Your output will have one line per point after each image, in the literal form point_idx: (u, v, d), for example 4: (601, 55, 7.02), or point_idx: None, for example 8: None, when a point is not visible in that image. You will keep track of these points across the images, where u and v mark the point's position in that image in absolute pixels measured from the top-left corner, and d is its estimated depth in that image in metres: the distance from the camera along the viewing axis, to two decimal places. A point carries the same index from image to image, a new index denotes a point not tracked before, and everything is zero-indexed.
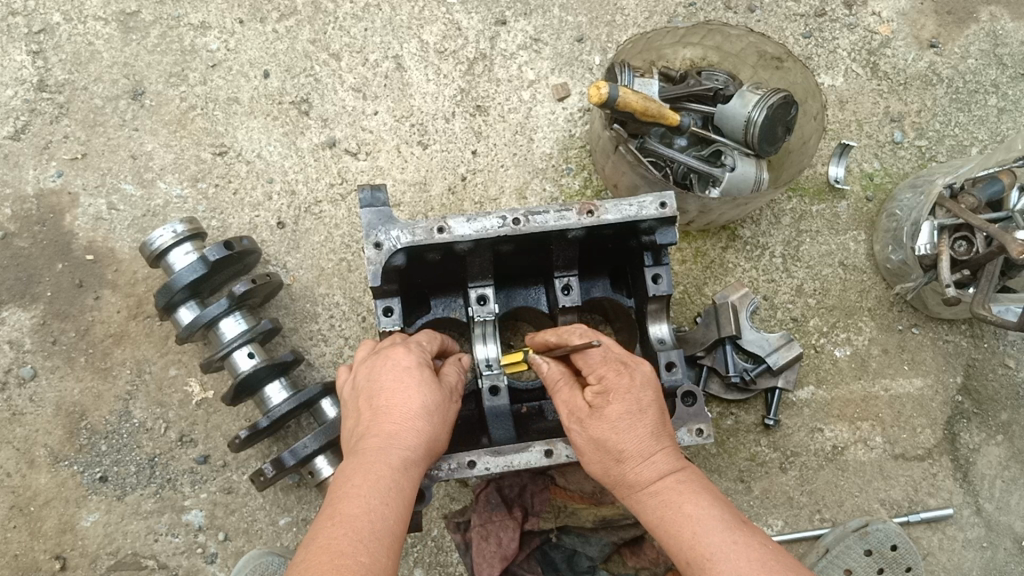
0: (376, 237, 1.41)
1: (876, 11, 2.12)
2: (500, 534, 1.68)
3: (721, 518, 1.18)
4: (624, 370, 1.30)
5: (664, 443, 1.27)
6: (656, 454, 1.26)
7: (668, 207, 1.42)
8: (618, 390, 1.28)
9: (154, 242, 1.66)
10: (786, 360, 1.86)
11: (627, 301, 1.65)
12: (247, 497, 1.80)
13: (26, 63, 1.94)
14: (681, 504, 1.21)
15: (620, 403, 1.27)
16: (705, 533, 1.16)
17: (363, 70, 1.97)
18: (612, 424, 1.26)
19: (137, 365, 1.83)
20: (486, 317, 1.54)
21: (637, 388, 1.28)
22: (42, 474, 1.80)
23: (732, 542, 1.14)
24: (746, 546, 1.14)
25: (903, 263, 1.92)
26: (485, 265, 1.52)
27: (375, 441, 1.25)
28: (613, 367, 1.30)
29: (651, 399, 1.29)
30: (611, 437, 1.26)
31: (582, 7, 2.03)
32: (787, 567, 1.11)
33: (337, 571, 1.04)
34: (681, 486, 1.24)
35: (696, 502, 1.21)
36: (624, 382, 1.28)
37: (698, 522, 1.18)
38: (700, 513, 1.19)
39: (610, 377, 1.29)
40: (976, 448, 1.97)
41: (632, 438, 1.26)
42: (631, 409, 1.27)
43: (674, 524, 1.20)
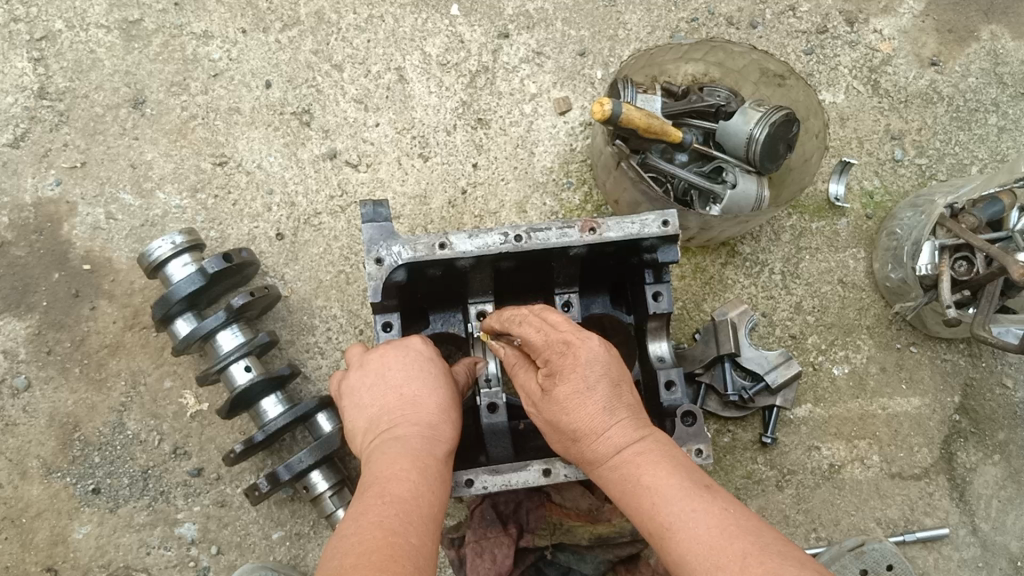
0: (377, 253, 1.40)
1: (877, 29, 2.13)
2: (495, 551, 1.65)
3: (681, 487, 1.13)
4: (567, 350, 1.24)
5: (620, 416, 1.23)
6: (612, 427, 1.22)
7: (671, 225, 1.42)
8: (565, 373, 1.24)
9: (152, 253, 1.65)
10: (784, 379, 1.84)
11: (626, 318, 1.65)
12: (241, 511, 1.78)
13: (27, 70, 1.92)
14: (642, 473, 1.17)
15: (568, 384, 1.23)
16: (665, 504, 1.12)
17: (365, 82, 1.96)
18: (564, 404, 1.24)
19: (132, 377, 1.81)
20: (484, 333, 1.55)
21: (586, 369, 1.23)
22: (35, 486, 1.78)
23: (691, 510, 1.09)
24: (706, 513, 1.08)
25: (902, 282, 1.92)
26: (485, 282, 1.51)
27: (413, 429, 1.24)
28: (556, 349, 1.25)
29: (601, 374, 1.23)
30: (564, 418, 1.24)
31: (584, 21, 2.03)
32: (748, 532, 1.05)
33: (394, 550, 1.02)
34: (640, 457, 1.19)
35: (654, 472, 1.16)
36: (567, 362, 1.24)
37: (658, 494, 1.14)
38: (659, 484, 1.14)
39: (555, 360, 1.25)
40: (973, 468, 1.96)
41: (587, 417, 1.22)
42: (579, 388, 1.23)
43: (635, 495, 1.17)
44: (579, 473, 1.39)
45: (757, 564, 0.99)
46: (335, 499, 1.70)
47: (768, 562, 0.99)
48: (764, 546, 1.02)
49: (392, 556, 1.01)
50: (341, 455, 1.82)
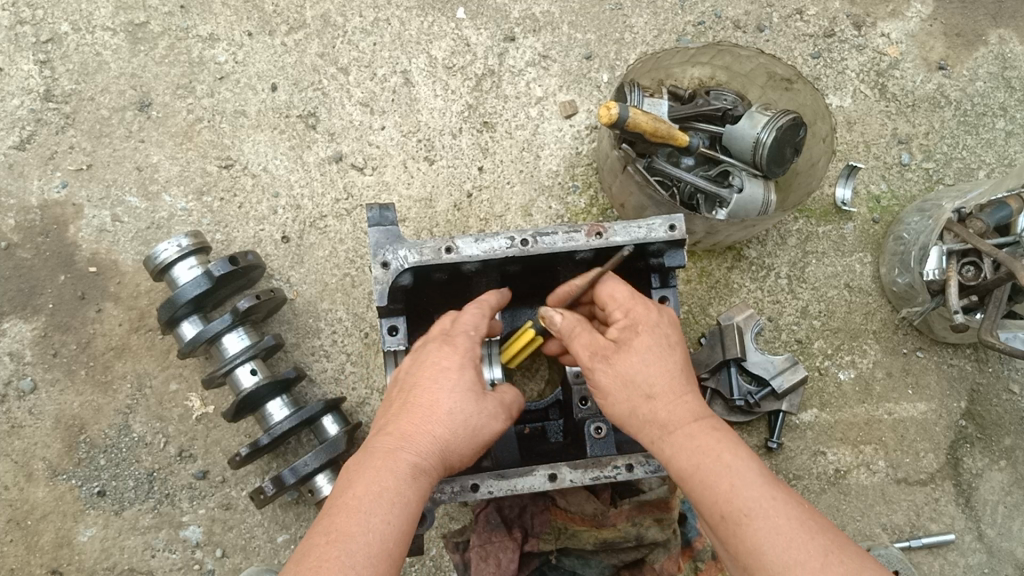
0: (383, 257, 1.40)
1: (884, 33, 2.12)
2: (500, 555, 1.65)
3: (760, 473, 1.15)
4: (646, 307, 1.32)
5: (690, 388, 1.27)
6: (686, 398, 1.24)
7: (678, 230, 1.41)
8: (643, 324, 1.29)
9: (158, 256, 1.65)
10: (789, 384, 1.84)
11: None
12: (246, 514, 1.78)
13: (33, 72, 1.93)
14: (718, 457, 1.16)
15: (648, 336, 1.28)
16: (745, 487, 1.12)
17: (371, 85, 1.96)
18: (637, 357, 1.26)
19: (137, 380, 1.81)
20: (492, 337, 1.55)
21: (659, 329, 1.29)
22: (40, 488, 1.78)
23: (771, 500, 1.11)
24: (786, 504, 1.11)
25: (909, 286, 1.91)
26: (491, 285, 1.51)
27: (397, 428, 1.22)
28: (634, 306, 1.33)
29: (674, 338, 1.30)
30: (641, 371, 1.25)
31: (590, 24, 2.02)
32: (825, 529, 1.09)
33: (324, 558, 1.05)
34: (718, 432, 1.20)
35: (735, 454, 1.17)
36: (647, 318, 1.30)
37: (736, 474, 1.14)
38: (739, 466, 1.15)
39: (635, 311, 1.31)
40: (980, 474, 1.96)
41: (657, 377, 1.25)
42: (656, 346, 1.27)
43: (708, 474, 1.16)
44: (583, 478, 1.39)
45: (838, 563, 1.04)
46: None
47: (848, 562, 1.04)
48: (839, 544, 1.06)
49: (320, 564, 1.04)
50: None
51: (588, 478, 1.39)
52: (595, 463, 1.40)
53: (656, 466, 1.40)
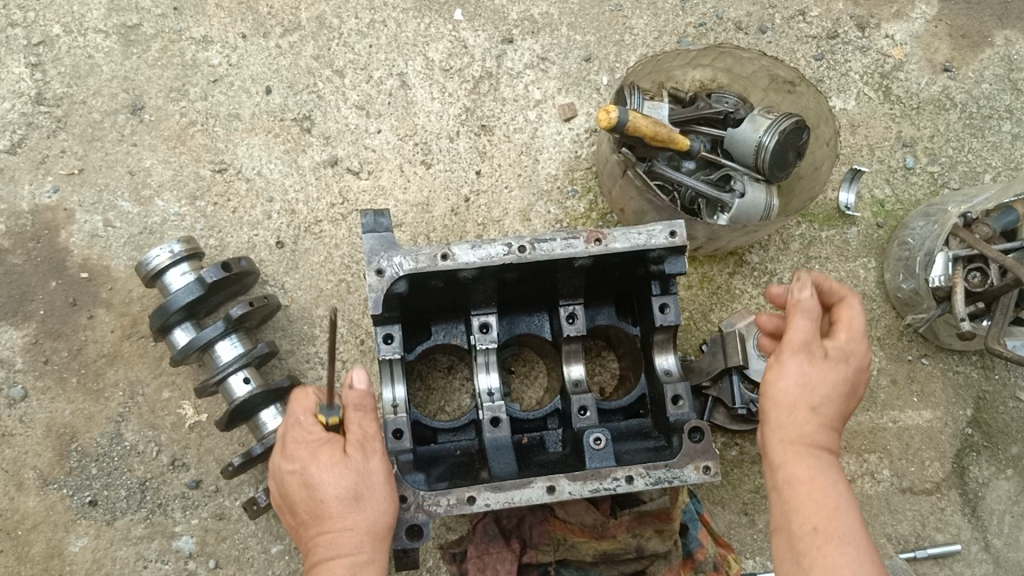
0: (378, 264, 1.37)
1: (888, 34, 2.09)
2: (498, 567, 1.62)
3: (856, 510, 1.21)
4: (857, 339, 1.33)
5: (835, 424, 1.31)
6: (829, 430, 1.30)
7: (678, 236, 1.38)
8: (851, 351, 1.31)
9: (150, 262, 1.62)
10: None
11: (632, 329, 1.61)
12: (239, 524, 1.75)
13: (24, 75, 1.90)
14: (828, 484, 1.23)
15: (840, 368, 1.30)
16: (844, 517, 1.19)
17: (366, 88, 1.93)
18: (799, 376, 1.29)
19: (130, 387, 1.79)
20: (489, 345, 1.52)
21: (862, 368, 1.33)
22: (31, 498, 1.76)
23: (864, 540, 1.17)
24: (871, 546, 1.17)
25: (914, 292, 1.88)
26: (488, 293, 1.48)
27: (315, 543, 1.28)
28: (857, 347, 1.32)
29: (857, 370, 1.33)
30: (818, 389, 1.28)
31: (590, 26, 1.99)
32: None
33: None
34: (831, 465, 1.26)
35: (839, 485, 1.23)
36: (859, 353, 1.32)
37: (841, 503, 1.21)
38: (842, 495, 1.22)
39: (857, 354, 1.32)
40: (986, 483, 1.92)
41: (828, 389, 1.29)
42: (842, 374, 1.30)
43: (808, 490, 1.23)
44: (583, 490, 1.36)
45: None
46: None
47: None
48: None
49: None
50: None
51: (587, 490, 1.36)
52: (594, 475, 1.38)
53: (657, 478, 1.37)
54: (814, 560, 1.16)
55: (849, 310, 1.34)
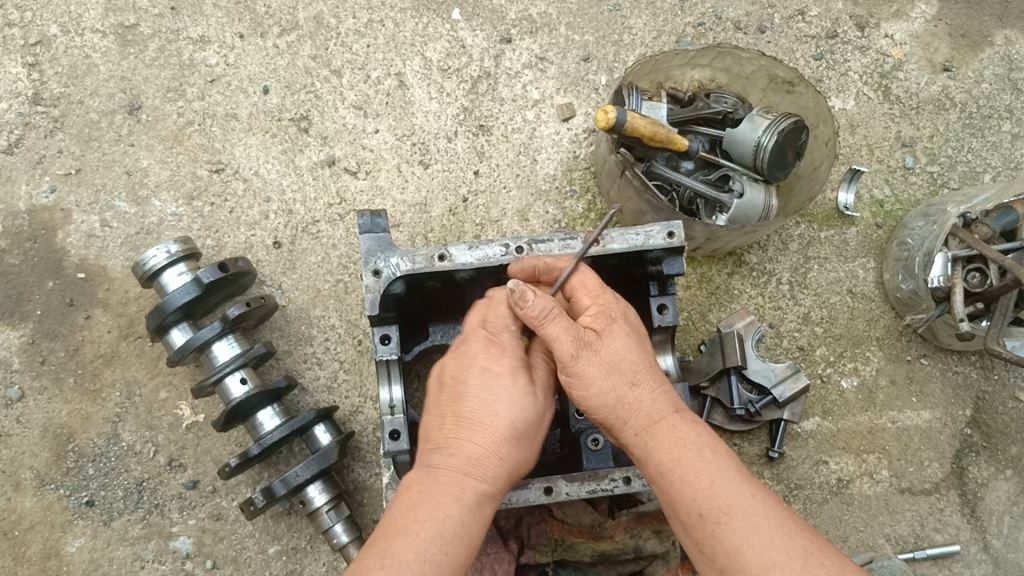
0: (375, 264, 1.36)
1: (888, 34, 2.08)
2: (495, 567, 1.61)
3: (732, 470, 1.16)
4: (614, 315, 1.27)
5: (662, 390, 1.25)
6: (655, 402, 1.24)
7: (676, 237, 1.37)
8: (603, 334, 1.25)
9: (147, 262, 1.62)
10: (792, 393, 1.79)
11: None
12: (237, 524, 1.75)
13: (21, 75, 1.90)
14: (697, 456, 1.18)
15: (609, 349, 1.24)
16: (721, 487, 1.13)
17: (364, 87, 1.93)
18: (603, 371, 1.23)
19: (127, 388, 1.78)
20: None
21: (637, 341, 1.27)
22: (28, 498, 1.75)
23: (746, 496, 1.12)
24: (760, 501, 1.12)
25: (914, 293, 1.88)
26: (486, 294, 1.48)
27: (458, 443, 1.20)
28: (602, 316, 1.27)
29: (641, 345, 1.27)
30: (605, 385, 1.23)
31: (588, 26, 1.99)
32: (799, 523, 1.11)
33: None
34: (686, 433, 1.21)
35: (703, 453, 1.18)
36: (611, 329, 1.26)
37: (709, 474, 1.15)
38: (710, 464, 1.16)
39: (599, 323, 1.26)
40: (985, 483, 1.92)
41: (644, 364, 1.25)
42: (618, 357, 1.24)
43: (685, 474, 1.16)
44: (580, 491, 1.35)
45: (818, 565, 1.05)
46: (331, 514, 1.66)
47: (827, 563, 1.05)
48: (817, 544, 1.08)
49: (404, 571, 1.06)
50: (339, 468, 1.79)
51: (585, 490, 1.35)
52: (591, 475, 1.37)
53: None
54: (721, 539, 1.10)
55: (577, 278, 1.32)
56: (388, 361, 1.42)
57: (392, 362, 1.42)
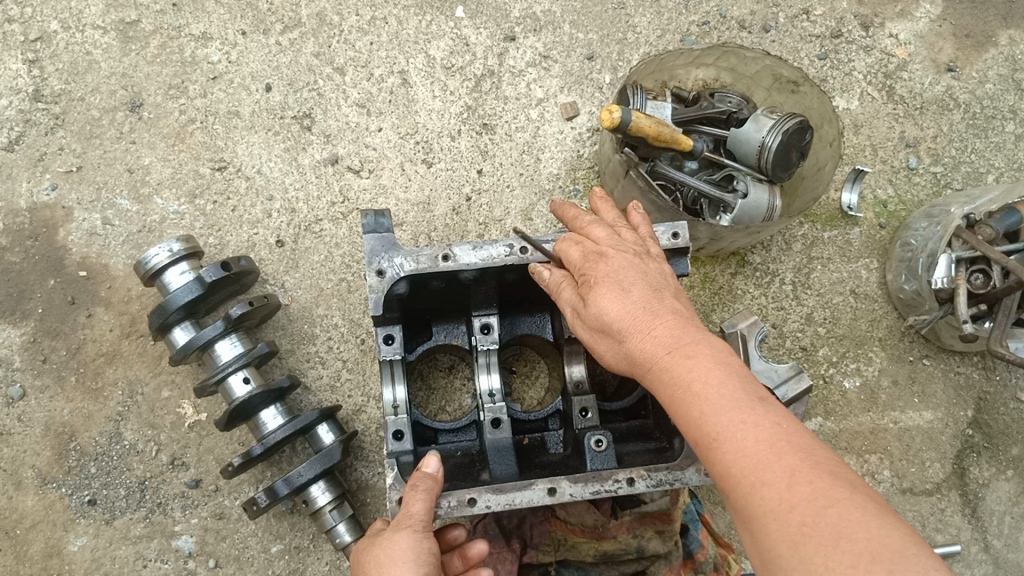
0: (379, 264, 1.35)
1: (892, 34, 2.08)
2: (498, 566, 1.64)
3: (730, 394, 0.99)
4: (604, 258, 1.21)
5: (665, 316, 1.11)
6: (656, 327, 1.09)
7: (680, 237, 1.37)
8: (599, 277, 1.19)
9: (149, 261, 1.61)
10: (796, 392, 1.66)
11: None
12: (240, 523, 1.75)
13: (21, 72, 1.89)
14: (697, 378, 1.02)
15: (604, 287, 1.16)
16: (713, 412, 0.99)
17: (368, 85, 1.92)
18: (597, 308, 1.15)
19: (129, 386, 1.78)
20: (490, 346, 1.52)
21: (636, 277, 1.17)
22: (30, 497, 1.75)
23: (742, 421, 0.97)
24: (756, 427, 0.96)
25: (916, 294, 1.88)
26: (489, 294, 1.48)
27: None
28: (592, 261, 1.22)
29: (640, 279, 1.16)
30: (602, 320, 1.14)
31: (593, 24, 1.98)
32: (801, 455, 0.93)
33: None
34: (691, 357, 1.05)
35: (702, 376, 1.02)
36: (604, 270, 1.19)
37: (704, 398, 1.00)
38: (707, 386, 1.01)
39: (591, 268, 1.21)
40: (986, 484, 1.92)
41: (642, 297, 1.13)
42: (614, 291, 1.15)
43: (681, 401, 1.03)
44: (584, 492, 1.34)
45: (803, 485, 0.90)
46: (335, 513, 1.65)
47: (816, 483, 0.90)
48: (813, 463, 0.92)
49: None
50: (341, 467, 1.78)
51: (589, 492, 1.33)
52: (595, 476, 1.35)
53: (659, 480, 1.35)
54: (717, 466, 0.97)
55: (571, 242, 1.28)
56: (391, 361, 1.43)
57: (396, 362, 1.43)
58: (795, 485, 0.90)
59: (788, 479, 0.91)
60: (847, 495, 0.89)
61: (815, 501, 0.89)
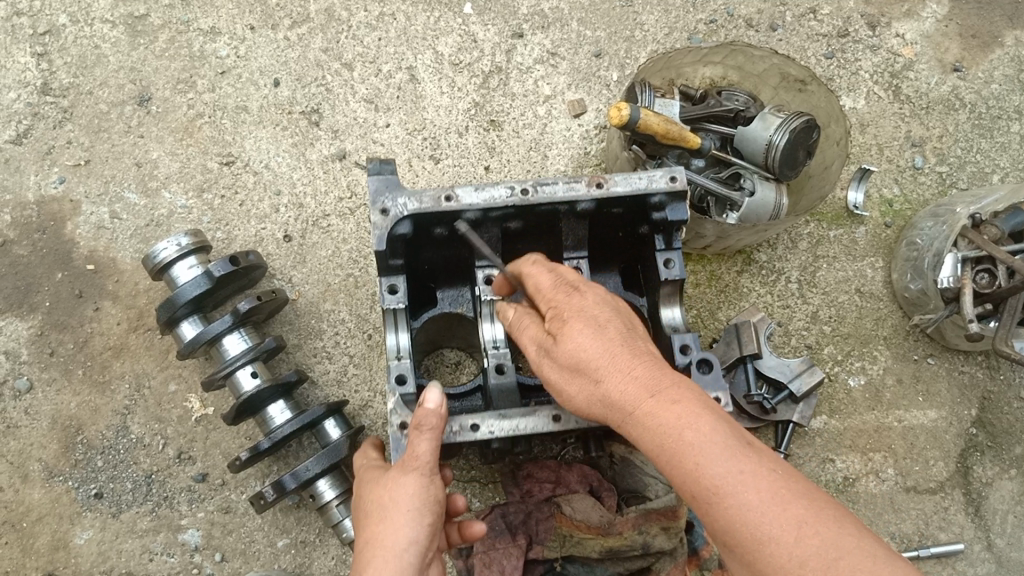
0: (382, 204, 1.34)
1: (899, 33, 2.08)
2: (504, 562, 1.63)
3: (722, 443, 1.06)
4: (575, 291, 1.23)
5: (644, 359, 1.15)
6: (638, 372, 1.14)
7: (679, 180, 1.36)
8: (572, 313, 1.20)
9: (158, 255, 1.61)
10: (808, 387, 1.83)
11: (643, 303, 1.54)
12: (245, 518, 1.75)
13: (30, 65, 1.89)
14: (686, 428, 1.08)
15: (579, 322, 1.18)
16: (710, 465, 1.04)
17: (376, 81, 1.92)
18: (575, 343, 1.17)
19: (136, 380, 1.78)
20: (492, 297, 1.47)
21: (609, 314, 1.20)
22: (36, 490, 1.75)
23: (738, 471, 1.03)
24: (754, 476, 1.03)
25: (922, 292, 1.88)
26: (492, 244, 1.44)
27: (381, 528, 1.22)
28: (563, 292, 1.23)
29: (612, 316, 1.20)
30: (581, 358, 1.16)
31: (601, 22, 1.99)
32: (796, 495, 1.02)
33: None
34: (676, 403, 1.11)
35: (694, 426, 1.08)
36: (576, 303, 1.21)
37: (699, 451, 1.05)
38: (699, 438, 1.06)
39: (561, 301, 1.23)
40: (990, 483, 1.92)
41: (619, 337, 1.17)
42: (592, 330, 1.17)
43: (672, 453, 1.08)
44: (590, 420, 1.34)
45: (813, 534, 0.99)
46: (342, 508, 1.66)
47: (822, 531, 0.99)
48: (811, 505, 1.01)
49: None
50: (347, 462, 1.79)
51: None
52: None
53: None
54: (718, 518, 1.03)
55: (536, 270, 1.28)
56: (394, 308, 1.40)
57: (399, 311, 1.40)
58: (803, 536, 0.99)
59: (797, 532, 0.99)
60: (845, 536, 0.99)
61: (827, 553, 0.97)
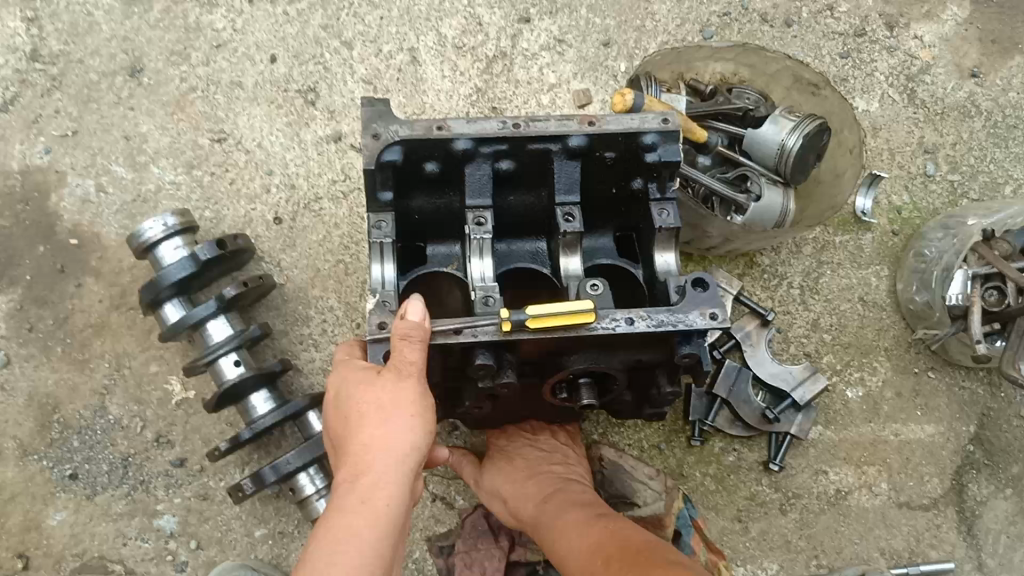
0: (373, 128, 1.26)
1: (917, 35, 2.01)
2: (485, 563, 1.63)
3: None
4: None
5: None
6: None
7: (672, 120, 1.30)
8: None
9: (142, 234, 1.56)
10: (811, 394, 1.81)
11: (637, 269, 1.40)
12: (224, 505, 1.71)
13: (19, 30, 1.83)
14: None
15: None
16: None
17: (375, 61, 1.86)
18: None
19: (116, 359, 1.74)
20: (484, 235, 1.32)
21: None
22: (10, 468, 1.71)
23: None
24: None
25: (927, 306, 1.83)
26: (483, 182, 1.33)
27: (369, 428, 1.15)
28: None
29: None
30: None
31: (611, 10, 1.92)
32: None
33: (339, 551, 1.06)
34: None
35: None
36: None
37: None
38: None
39: None
40: (984, 501, 1.88)
41: None
42: None
43: None
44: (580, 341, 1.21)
45: None
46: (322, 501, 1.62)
47: None
48: None
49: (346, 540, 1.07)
50: None
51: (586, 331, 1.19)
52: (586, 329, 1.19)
53: (660, 319, 1.20)
54: None
55: None
56: (379, 243, 1.30)
57: (386, 245, 1.30)
58: None
59: None
60: None
61: None
